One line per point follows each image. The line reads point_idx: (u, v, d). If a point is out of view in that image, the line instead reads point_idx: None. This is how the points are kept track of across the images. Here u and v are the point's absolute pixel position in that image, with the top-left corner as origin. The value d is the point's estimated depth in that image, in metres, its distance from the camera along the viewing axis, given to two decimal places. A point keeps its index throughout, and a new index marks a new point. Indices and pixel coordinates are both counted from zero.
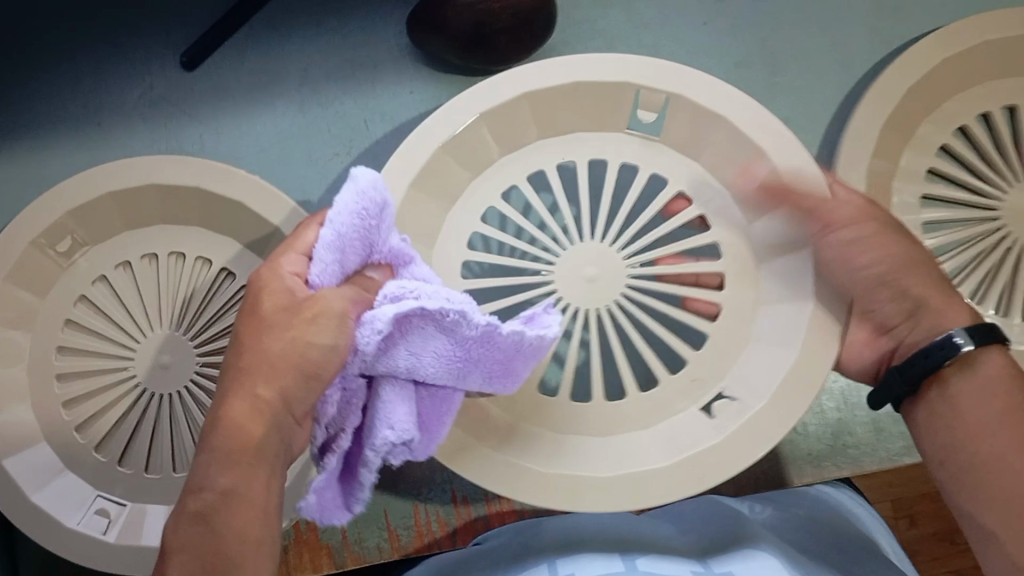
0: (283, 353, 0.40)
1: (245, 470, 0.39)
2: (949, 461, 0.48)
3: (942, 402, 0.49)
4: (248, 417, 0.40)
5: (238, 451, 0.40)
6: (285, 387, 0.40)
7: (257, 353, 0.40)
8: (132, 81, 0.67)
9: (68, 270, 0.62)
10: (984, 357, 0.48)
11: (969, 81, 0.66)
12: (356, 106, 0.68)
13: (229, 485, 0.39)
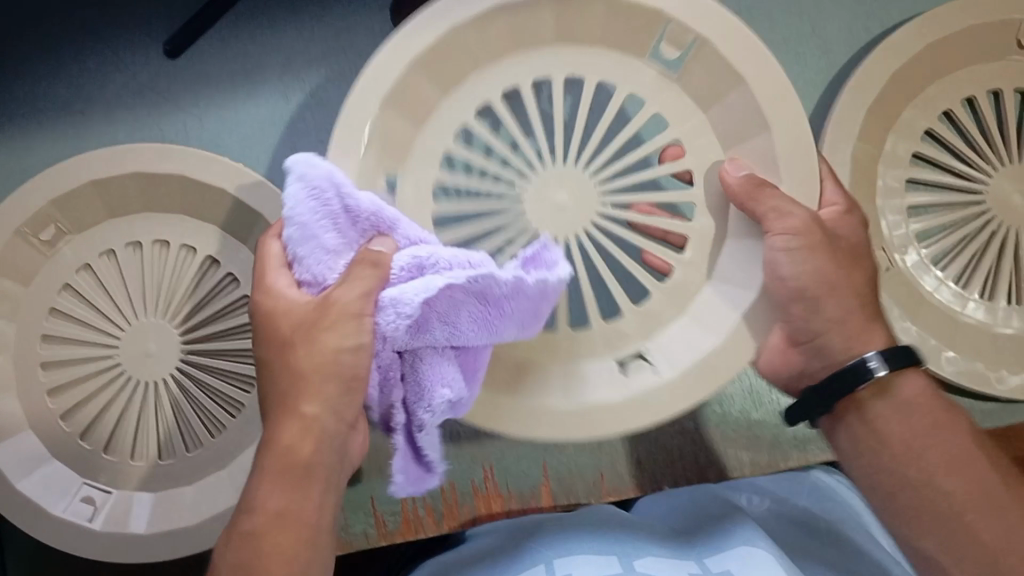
0: (317, 371, 0.41)
1: (295, 493, 0.41)
2: (878, 484, 0.50)
3: (862, 427, 0.50)
4: (294, 441, 0.41)
5: (289, 473, 0.41)
6: (322, 403, 0.42)
7: (296, 374, 0.42)
8: (115, 70, 0.67)
9: (51, 259, 0.62)
10: (901, 379, 0.50)
11: (952, 66, 0.66)
12: (339, 92, 0.68)
13: (282, 509, 0.41)
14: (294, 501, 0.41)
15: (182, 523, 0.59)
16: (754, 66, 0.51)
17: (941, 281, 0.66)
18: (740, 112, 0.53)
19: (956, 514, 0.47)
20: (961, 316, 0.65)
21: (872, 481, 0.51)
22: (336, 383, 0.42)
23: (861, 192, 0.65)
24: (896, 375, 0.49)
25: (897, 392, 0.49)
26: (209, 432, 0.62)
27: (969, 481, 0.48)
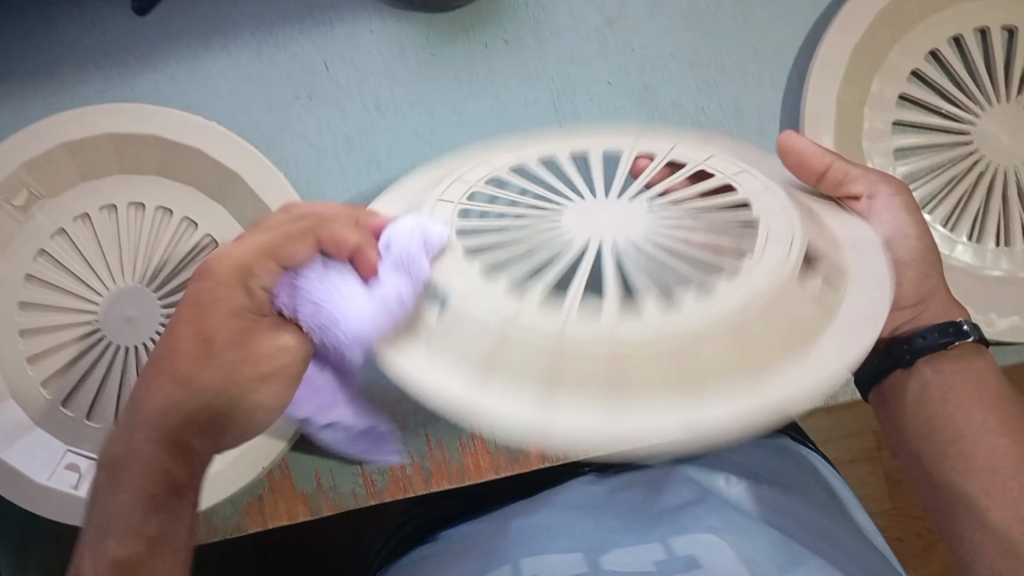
0: (214, 399, 0.46)
1: (155, 506, 0.43)
2: (939, 432, 0.55)
3: (937, 379, 0.55)
4: (153, 450, 0.44)
5: (144, 484, 0.43)
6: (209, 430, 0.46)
7: (166, 395, 0.45)
8: (81, 27, 0.64)
9: (26, 225, 0.61)
10: (973, 352, 0.56)
11: (937, 5, 0.64)
12: (316, 49, 0.66)
13: (125, 506, 0.43)
14: (139, 513, 0.43)
15: None
16: None
17: (930, 224, 0.64)
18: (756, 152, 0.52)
19: (1002, 469, 0.52)
20: (950, 260, 0.64)
21: (912, 439, 0.56)
22: (221, 411, 0.47)
23: (846, 137, 0.64)
24: (974, 338, 0.56)
25: (955, 355, 0.55)
26: None
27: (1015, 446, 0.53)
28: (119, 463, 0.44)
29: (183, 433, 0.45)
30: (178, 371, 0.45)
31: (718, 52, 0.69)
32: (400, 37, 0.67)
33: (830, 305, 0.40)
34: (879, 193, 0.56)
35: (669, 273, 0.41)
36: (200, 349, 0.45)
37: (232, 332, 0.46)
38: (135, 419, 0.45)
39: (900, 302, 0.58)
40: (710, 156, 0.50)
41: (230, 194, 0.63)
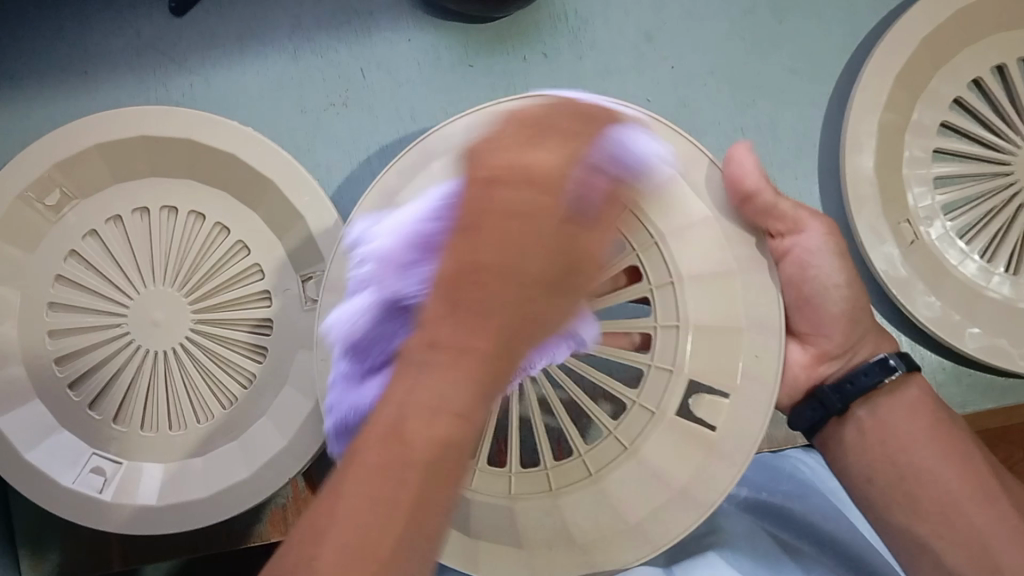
0: (553, 257, 0.36)
1: (495, 389, 0.33)
2: (879, 477, 0.52)
3: (867, 421, 0.52)
4: (464, 336, 0.32)
5: (477, 357, 0.32)
6: (532, 318, 0.34)
7: (445, 271, 0.35)
8: (121, 26, 0.65)
9: (56, 225, 0.61)
10: (904, 385, 0.53)
11: (981, 31, 0.64)
12: (351, 56, 0.65)
13: (452, 378, 0.31)
14: (481, 384, 0.32)
15: (194, 494, 0.59)
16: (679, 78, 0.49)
17: (966, 255, 0.64)
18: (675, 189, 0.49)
19: (952, 505, 0.50)
20: (985, 291, 0.64)
21: (856, 482, 0.53)
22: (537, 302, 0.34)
23: (885, 162, 0.63)
24: (905, 379, 0.53)
25: (888, 396, 0.52)
26: (219, 403, 0.61)
27: (961, 470, 0.50)
28: (452, 331, 0.32)
29: (532, 306, 0.34)
30: (456, 270, 0.34)
31: (757, 70, 0.68)
32: (434, 46, 0.66)
33: (709, 448, 0.49)
34: (807, 232, 0.54)
35: (605, 482, 0.50)
36: (493, 220, 0.35)
37: (512, 159, 0.37)
38: (427, 328, 0.33)
39: (830, 352, 0.55)
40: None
41: (262, 201, 0.62)
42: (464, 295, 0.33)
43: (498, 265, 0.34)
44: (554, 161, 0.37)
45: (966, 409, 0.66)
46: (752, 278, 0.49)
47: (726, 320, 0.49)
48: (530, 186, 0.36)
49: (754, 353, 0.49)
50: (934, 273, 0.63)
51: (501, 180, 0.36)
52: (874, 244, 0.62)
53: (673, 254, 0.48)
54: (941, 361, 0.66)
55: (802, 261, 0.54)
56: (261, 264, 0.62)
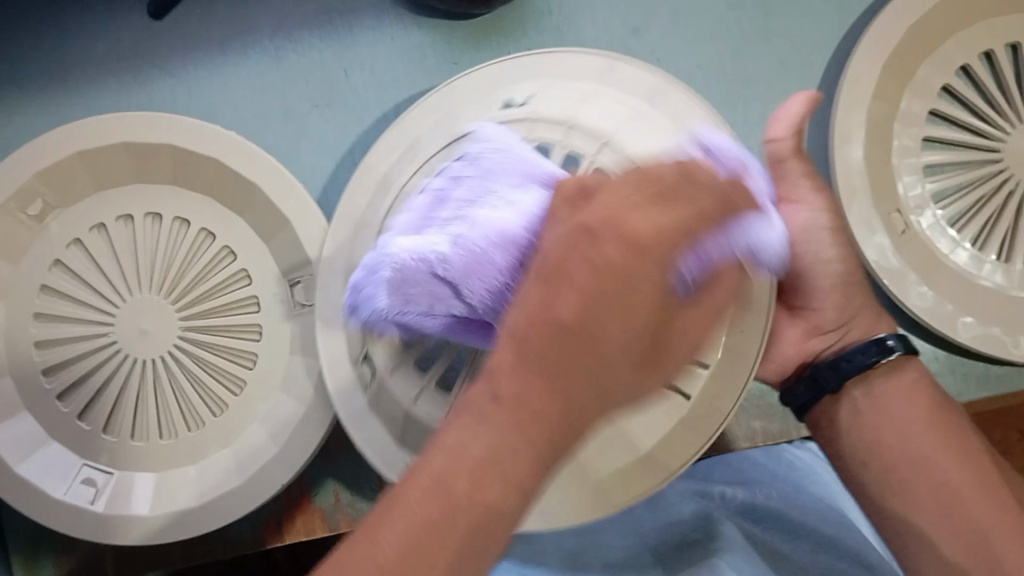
0: (643, 335, 0.32)
1: (558, 451, 0.32)
2: (877, 461, 0.51)
3: (866, 403, 0.52)
4: (529, 394, 0.31)
5: (547, 420, 0.31)
6: (608, 384, 0.32)
7: (525, 315, 0.31)
8: (99, 31, 0.64)
9: (40, 235, 0.60)
10: (903, 366, 0.52)
11: (969, 18, 0.63)
12: (336, 56, 0.65)
13: (510, 442, 0.31)
14: (541, 454, 0.31)
15: (184, 504, 0.59)
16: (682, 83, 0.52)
17: (956, 244, 0.64)
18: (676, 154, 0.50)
19: (952, 496, 0.49)
20: (978, 281, 0.63)
21: (849, 465, 0.52)
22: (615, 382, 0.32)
23: (876, 153, 0.63)
24: (903, 362, 0.52)
25: (885, 376, 0.52)
26: (211, 410, 0.61)
27: (963, 460, 0.49)
28: (523, 394, 0.31)
29: (610, 366, 0.31)
30: (534, 314, 0.31)
31: (744, 62, 0.67)
32: (418, 43, 0.65)
33: (682, 418, 0.51)
34: (800, 203, 0.53)
35: None
36: (593, 283, 0.31)
37: (619, 207, 0.32)
38: (495, 379, 0.32)
39: (822, 326, 0.54)
40: (601, 148, 0.51)
41: (248, 206, 0.61)
42: (547, 354, 0.31)
43: (578, 327, 0.31)
44: (656, 227, 0.31)
45: (962, 398, 0.66)
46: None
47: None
48: (624, 244, 0.31)
49: (742, 328, 0.50)
50: (925, 264, 0.63)
51: (592, 232, 0.32)
52: (865, 235, 0.61)
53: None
54: (935, 352, 0.66)
55: (793, 233, 0.53)
56: (250, 270, 0.62)
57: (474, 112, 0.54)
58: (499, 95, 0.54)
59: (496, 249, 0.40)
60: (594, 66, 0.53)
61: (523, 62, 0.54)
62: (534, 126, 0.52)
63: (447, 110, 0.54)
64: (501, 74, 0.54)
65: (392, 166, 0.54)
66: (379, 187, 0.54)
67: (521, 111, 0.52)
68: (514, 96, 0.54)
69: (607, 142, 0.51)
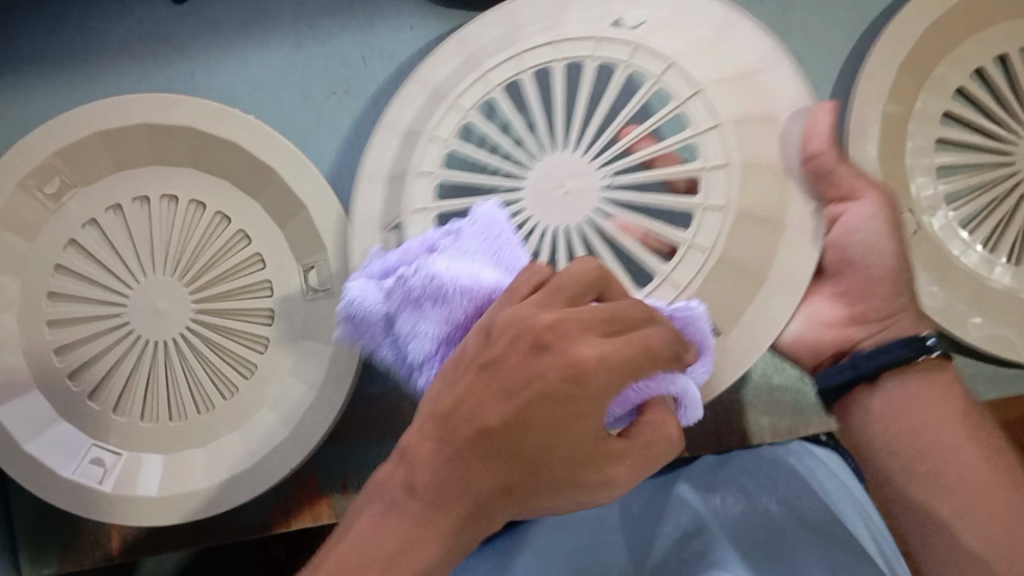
0: (568, 447, 0.38)
1: (460, 547, 0.38)
2: (904, 445, 0.51)
3: (897, 388, 0.52)
4: (439, 478, 0.37)
5: (455, 518, 0.38)
6: (529, 489, 0.38)
7: (451, 404, 0.38)
8: (120, 14, 0.64)
9: (57, 213, 0.60)
10: (940, 366, 0.52)
11: (985, 21, 0.64)
12: (353, 44, 0.65)
13: (421, 535, 0.37)
14: (450, 539, 0.38)
15: (192, 486, 0.58)
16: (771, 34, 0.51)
17: (968, 246, 0.64)
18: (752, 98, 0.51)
19: (978, 483, 0.49)
20: (987, 282, 0.63)
21: (879, 456, 0.53)
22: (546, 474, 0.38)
23: (889, 151, 0.63)
24: (942, 363, 0.52)
25: (920, 370, 0.52)
26: (221, 393, 0.61)
27: (989, 451, 0.50)
28: (443, 485, 0.37)
29: (538, 462, 0.37)
30: (461, 406, 0.38)
31: None
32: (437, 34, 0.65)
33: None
34: (860, 199, 0.53)
35: None
36: (527, 398, 0.37)
37: (561, 328, 0.38)
38: (414, 469, 0.38)
39: (863, 316, 0.55)
40: (693, 94, 0.52)
41: (263, 190, 0.61)
42: (473, 453, 0.37)
43: (502, 431, 0.37)
44: (596, 355, 0.38)
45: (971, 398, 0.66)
46: (799, 241, 0.51)
47: (750, 267, 0.51)
48: (567, 372, 0.37)
49: (765, 307, 0.51)
50: (936, 263, 0.63)
51: (541, 345, 0.38)
52: None
53: (733, 181, 0.51)
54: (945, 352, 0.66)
55: (846, 228, 0.53)
56: (264, 254, 0.62)
57: (585, 21, 0.53)
58: (613, 10, 0.53)
59: (458, 308, 0.45)
60: (711, 14, 0.52)
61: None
62: (638, 52, 0.52)
63: (557, 11, 0.54)
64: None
65: (448, 80, 0.55)
66: (456, 71, 0.55)
67: (628, 37, 0.52)
68: (625, 17, 0.53)
69: (702, 92, 0.52)
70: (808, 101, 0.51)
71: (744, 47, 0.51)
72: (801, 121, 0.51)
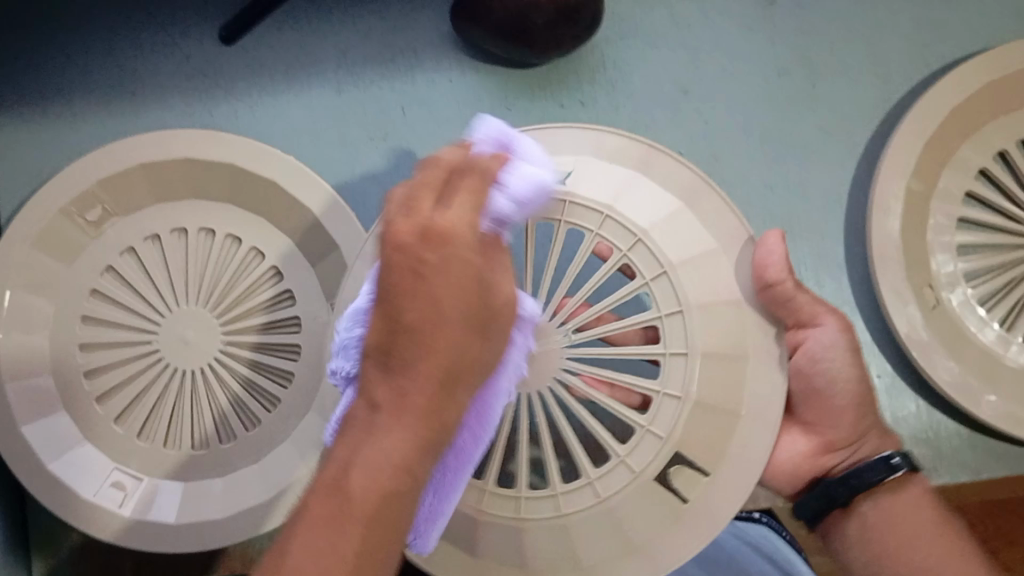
0: (458, 318, 0.34)
1: (436, 436, 0.35)
2: (878, 570, 0.53)
3: (869, 514, 0.53)
4: (397, 391, 0.34)
5: (413, 412, 0.34)
6: (450, 368, 0.34)
7: (375, 334, 0.35)
8: (168, 50, 0.66)
9: (96, 239, 0.62)
10: (905, 484, 0.54)
11: (1009, 107, 0.66)
12: (395, 93, 0.67)
13: (391, 439, 0.34)
14: (420, 436, 0.34)
15: (210, 516, 0.59)
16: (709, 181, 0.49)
17: (985, 323, 0.65)
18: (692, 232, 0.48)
19: None
20: (1003, 360, 0.64)
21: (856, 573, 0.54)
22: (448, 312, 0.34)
23: (910, 227, 0.64)
24: (907, 477, 0.54)
25: (889, 492, 0.54)
26: (242, 425, 0.62)
27: (958, 567, 0.51)
28: (384, 382, 0.34)
29: (437, 327, 0.33)
30: (382, 332, 0.34)
31: (787, 129, 0.69)
32: (474, 90, 0.67)
33: (678, 520, 0.48)
34: (823, 326, 0.55)
35: (571, 520, 0.48)
36: (403, 284, 0.33)
37: (426, 220, 0.34)
38: (368, 392, 0.35)
39: (835, 443, 0.56)
40: (637, 242, 0.48)
41: (298, 229, 0.63)
42: (392, 361, 0.34)
43: (415, 325, 0.33)
44: (457, 215, 0.34)
45: (980, 476, 0.67)
46: (768, 368, 0.48)
47: (729, 402, 0.48)
48: (434, 241, 0.33)
49: (748, 441, 0.48)
50: (953, 339, 0.64)
51: (399, 246, 0.33)
52: (896, 305, 0.62)
53: (695, 330, 0.48)
54: (958, 428, 0.67)
55: (811, 353, 0.56)
56: (295, 290, 0.63)
57: None
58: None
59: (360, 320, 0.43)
60: (631, 155, 0.49)
61: (563, 127, 0.50)
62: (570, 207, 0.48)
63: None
64: (534, 137, 0.50)
65: (380, 241, 0.49)
66: None
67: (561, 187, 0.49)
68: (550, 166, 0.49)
69: (644, 238, 0.48)
70: (744, 234, 0.49)
71: (666, 186, 0.49)
72: (738, 256, 0.49)
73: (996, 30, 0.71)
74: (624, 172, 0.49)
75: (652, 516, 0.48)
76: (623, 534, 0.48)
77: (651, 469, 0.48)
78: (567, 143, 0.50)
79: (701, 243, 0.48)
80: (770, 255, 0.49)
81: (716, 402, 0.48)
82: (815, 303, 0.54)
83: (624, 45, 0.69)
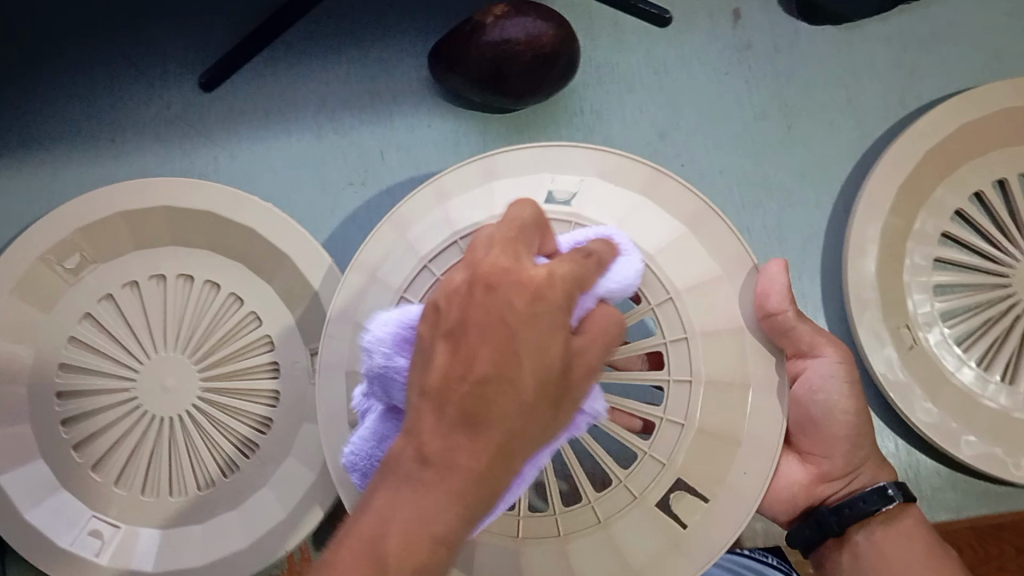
0: (534, 380, 0.33)
1: (479, 508, 0.33)
2: None
3: (864, 546, 0.53)
4: (455, 442, 0.33)
5: (461, 476, 0.33)
6: (521, 432, 0.33)
7: (435, 374, 0.34)
8: (149, 97, 0.67)
9: (73, 286, 0.62)
10: (901, 513, 0.53)
11: (983, 147, 0.66)
12: (374, 137, 0.68)
13: (437, 496, 0.32)
14: (463, 503, 0.33)
15: (189, 563, 0.60)
16: (700, 218, 0.49)
17: (962, 361, 0.65)
18: (692, 257, 0.48)
19: None
20: (981, 399, 0.64)
21: None
22: (515, 370, 0.33)
23: (886, 268, 0.65)
24: (902, 508, 0.53)
25: (883, 521, 0.53)
26: (221, 471, 0.62)
27: None
28: (440, 432, 0.33)
29: (500, 378, 0.33)
30: (447, 374, 0.33)
31: (764, 170, 0.70)
32: (452, 131, 0.68)
33: (676, 545, 0.48)
34: (823, 357, 0.54)
35: (570, 544, 0.48)
36: (483, 327, 0.34)
37: (508, 264, 0.35)
38: (418, 435, 0.33)
39: (830, 474, 0.56)
40: (643, 267, 0.48)
41: (276, 274, 0.63)
42: (456, 408, 0.33)
43: (494, 374, 0.33)
44: (546, 272, 0.35)
45: (961, 514, 0.67)
46: (763, 404, 0.48)
47: (719, 437, 0.47)
48: (529, 296, 0.34)
49: (745, 468, 0.47)
50: (931, 379, 0.64)
51: (491, 287, 0.34)
52: (873, 345, 0.63)
53: (697, 354, 0.47)
54: (938, 467, 0.67)
55: (810, 382, 0.55)
56: (273, 335, 0.63)
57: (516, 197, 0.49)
58: (544, 182, 0.50)
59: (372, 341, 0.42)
60: (639, 179, 0.49)
61: (573, 151, 0.50)
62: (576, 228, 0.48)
63: (482, 185, 0.50)
64: (542, 159, 0.50)
65: (389, 260, 0.49)
66: (393, 257, 0.49)
67: (566, 207, 0.49)
68: (557, 188, 0.49)
69: (648, 263, 0.48)
70: (750, 259, 0.49)
71: (673, 210, 0.49)
72: (742, 282, 0.49)
73: (969, 73, 0.71)
74: (630, 198, 0.49)
75: (648, 536, 0.48)
76: (625, 558, 0.47)
77: (649, 491, 0.48)
78: (573, 164, 0.50)
79: (704, 266, 0.48)
80: (766, 281, 0.49)
81: (716, 432, 0.47)
82: (816, 334, 0.54)
83: (600, 89, 0.70)
